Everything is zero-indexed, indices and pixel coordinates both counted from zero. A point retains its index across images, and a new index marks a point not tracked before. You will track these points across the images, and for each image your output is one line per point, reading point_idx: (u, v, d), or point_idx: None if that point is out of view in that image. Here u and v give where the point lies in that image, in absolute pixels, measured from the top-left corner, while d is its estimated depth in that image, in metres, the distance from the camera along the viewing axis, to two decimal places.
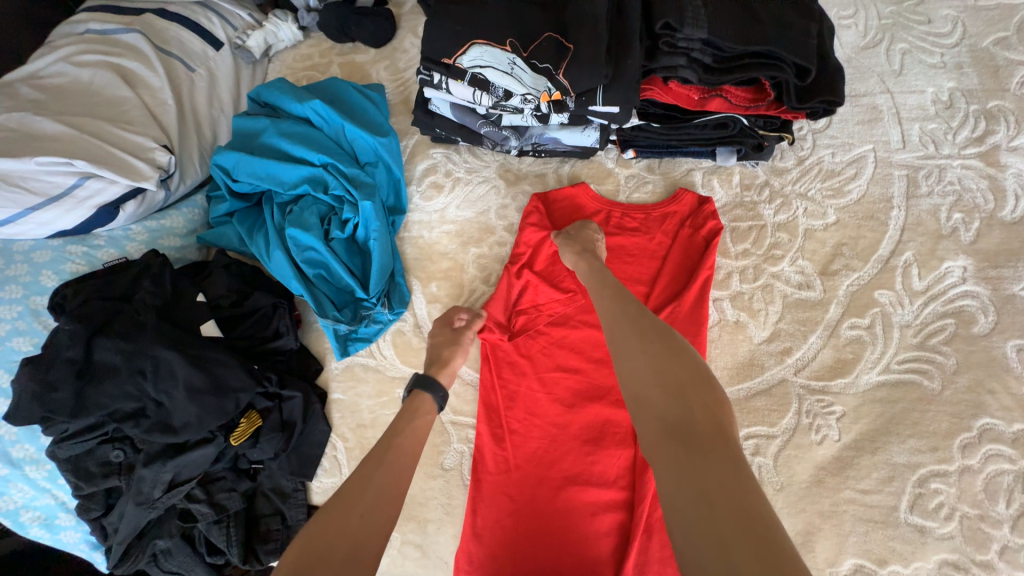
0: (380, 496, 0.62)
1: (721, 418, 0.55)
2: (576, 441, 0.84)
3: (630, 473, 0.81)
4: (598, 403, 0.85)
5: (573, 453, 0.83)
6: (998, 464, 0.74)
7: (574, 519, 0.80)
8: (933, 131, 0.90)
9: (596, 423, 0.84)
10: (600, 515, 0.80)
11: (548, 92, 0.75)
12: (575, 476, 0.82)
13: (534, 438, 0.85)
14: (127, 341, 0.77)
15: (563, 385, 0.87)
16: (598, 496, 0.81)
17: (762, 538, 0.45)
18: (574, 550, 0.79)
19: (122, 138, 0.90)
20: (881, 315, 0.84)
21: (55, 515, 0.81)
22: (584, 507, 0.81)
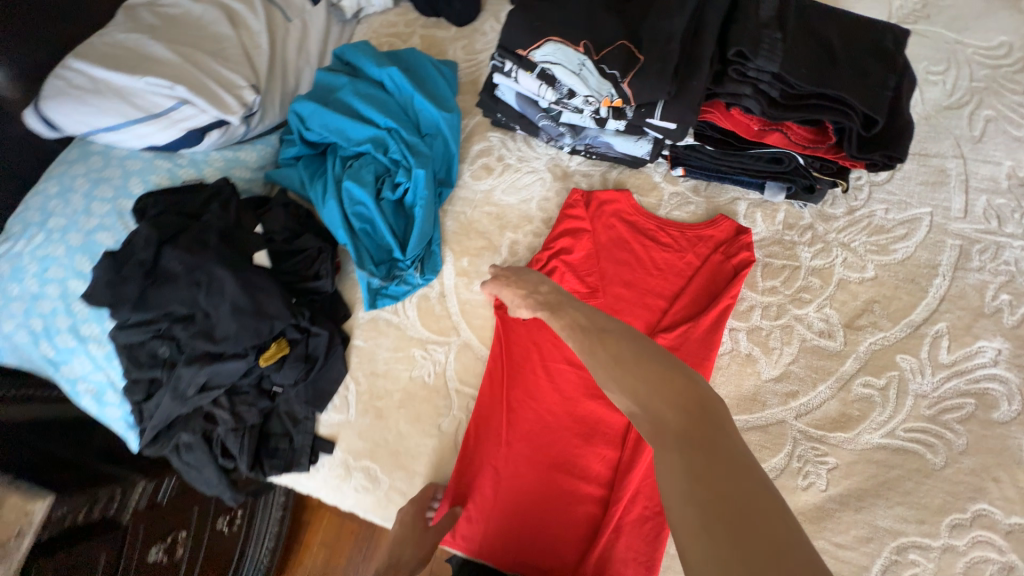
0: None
1: (692, 399, 0.57)
2: (568, 431, 0.88)
3: (614, 473, 0.85)
4: (598, 401, 0.89)
5: (563, 442, 0.88)
6: (984, 551, 0.74)
7: (552, 502, 0.85)
8: (1000, 206, 0.87)
9: (591, 419, 0.88)
10: (578, 504, 0.85)
11: (610, 97, 0.77)
12: (561, 464, 0.87)
13: (530, 420, 0.89)
14: (189, 253, 0.86)
15: (567, 378, 0.91)
16: (580, 486, 0.86)
17: (758, 515, 0.46)
18: (547, 529, 0.85)
19: (218, 72, 0.99)
20: (899, 379, 0.83)
21: (105, 390, 0.93)
22: (564, 493, 0.86)
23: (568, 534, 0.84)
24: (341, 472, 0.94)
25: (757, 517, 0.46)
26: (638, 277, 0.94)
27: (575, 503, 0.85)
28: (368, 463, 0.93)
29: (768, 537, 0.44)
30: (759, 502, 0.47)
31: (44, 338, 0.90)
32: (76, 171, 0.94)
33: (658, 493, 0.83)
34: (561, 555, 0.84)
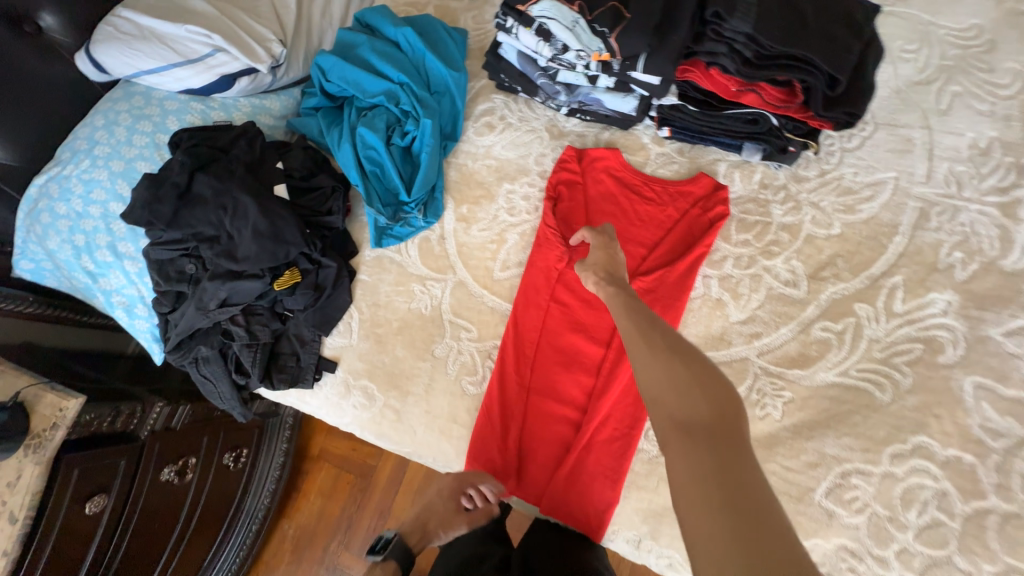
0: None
1: (726, 407, 0.60)
2: (549, 360, 0.97)
3: (588, 397, 0.93)
4: (578, 334, 0.97)
5: (544, 369, 0.96)
6: (921, 478, 0.80)
7: (531, 422, 0.94)
8: (960, 173, 0.94)
9: (570, 349, 0.97)
10: (553, 424, 0.94)
11: (598, 52, 0.86)
12: (540, 388, 0.96)
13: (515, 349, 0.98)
14: (218, 181, 0.96)
15: (551, 314, 0.99)
16: (557, 409, 0.94)
17: (767, 527, 0.51)
18: (525, 445, 0.94)
19: (250, 25, 1.09)
20: (855, 325, 0.90)
21: (135, 304, 1.03)
22: (541, 414, 0.94)
23: (542, 452, 0.93)
24: (341, 391, 1.04)
25: (764, 525, 0.52)
26: (623, 226, 1.02)
27: (550, 423, 0.94)
28: (366, 382, 1.03)
29: (772, 547, 0.50)
30: (768, 514, 0.52)
31: (85, 253, 1.01)
32: (120, 107, 1.05)
33: (624, 416, 0.90)
34: (535, 469, 0.93)
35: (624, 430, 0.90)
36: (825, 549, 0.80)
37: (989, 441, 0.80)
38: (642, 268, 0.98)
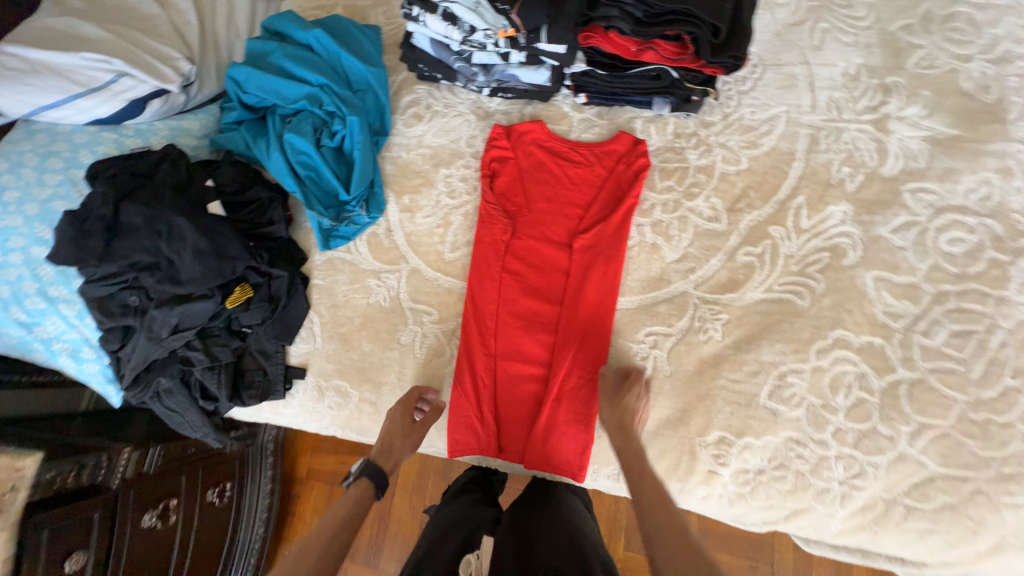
0: (335, 547, 0.78)
1: None
2: (511, 327, 1.02)
3: (551, 354, 1.00)
4: (533, 298, 1.03)
5: (507, 337, 1.02)
6: (843, 366, 0.92)
7: (503, 387, 1.00)
8: (839, 99, 1.06)
9: (528, 313, 1.02)
10: (523, 385, 1.00)
11: (503, 29, 0.93)
12: (506, 354, 1.01)
13: (476, 323, 1.03)
14: (147, 206, 0.94)
15: (505, 284, 1.04)
16: (526, 371, 1.00)
17: None
18: (501, 410, 1.00)
19: (151, 45, 1.05)
20: (772, 246, 1.00)
21: (80, 348, 1.00)
22: (511, 378, 1.00)
23: (519, 414, 0.99)
24: (315, 395, 1.05)
25: None
26: (559, 192, 1.08)
27: (522, 385, 1.00)
28: (338, 381, 1.04)
29: None
30: None
31: (13, 304, 0.96)
32: (24, 147, 1.00)
33: (587, 364, 0.98)
34: (514, 429, 0.99)
35: (589, 376, 0.97)
36: (776, 444, 0.90)
37: (891, 323, 0.93)
38: (582, 227, 1.05)
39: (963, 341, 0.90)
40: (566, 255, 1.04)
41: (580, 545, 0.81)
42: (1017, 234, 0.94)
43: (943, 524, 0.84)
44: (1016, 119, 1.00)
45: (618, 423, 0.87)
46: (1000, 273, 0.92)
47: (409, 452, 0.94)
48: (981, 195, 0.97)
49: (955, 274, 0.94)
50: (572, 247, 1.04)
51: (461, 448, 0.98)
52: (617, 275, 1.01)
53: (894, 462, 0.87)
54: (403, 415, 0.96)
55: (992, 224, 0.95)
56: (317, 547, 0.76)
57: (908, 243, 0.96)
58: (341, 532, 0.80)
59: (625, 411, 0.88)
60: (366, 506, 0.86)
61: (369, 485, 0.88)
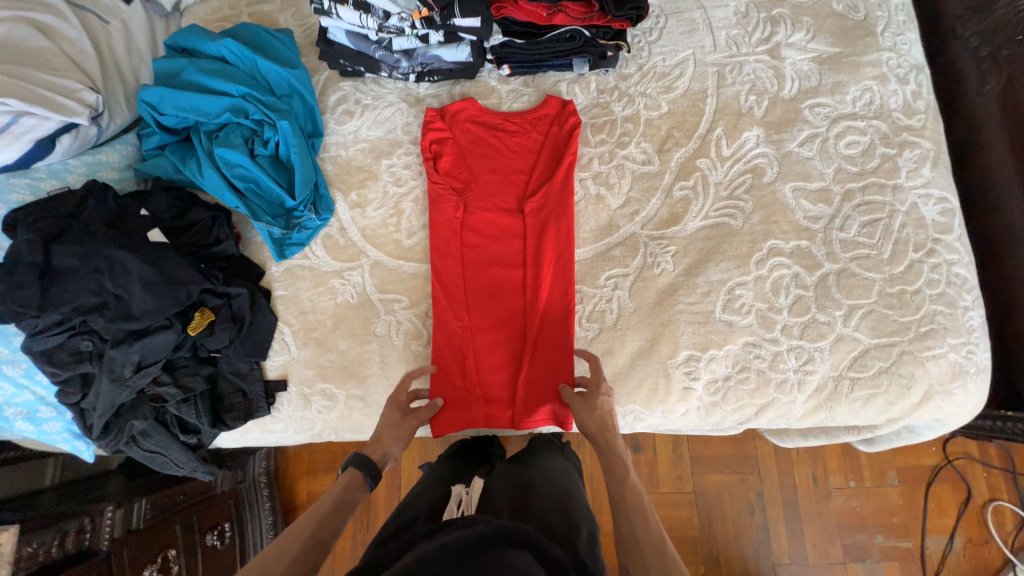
0: (327, 527, 0.77)
1: None
2: (480, 298, 1.06)
3: (523, 317, 1.05)
4: (497, 267, 1.07)
5: (477, 307, 1.06)
6: (781, 270, 1.03)
7: (482, 355, 1.05)
8: (735, 36, 1.16)
9: (495, 282, 1.07)
10: (500, 349, 1.05)
11: (417, 10, 0.97)
12: (480, 323, 1.05)
13: (447, 299, 1.05)
14: (80, 245, 0.90)
15: (467, 258, 1.08)
16: (501, 337, 1.05)
17: None
18: (483, 378, 1.04)
19: (47, 78, 0.98)
20: (702, 177, 1.09)
21: (37, 409, 0.95)
22: (488, 345, 1.05)
23: (501, 377, 1.04)
24: (301, 403, 1.05)
25: None
26: (501, 162, 1.12)
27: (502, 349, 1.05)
28: (322, 385, 1.04)
29: None
30: None
31: None
32: None
33: (556, 318, 1.04)
34: (499, 393, 1.03)
35: (560, 329, 1.04)
36: (736, 350, 1.01)
37: (813, 225, 1.05)
38: (529, 190, 1.10)
39: (872, 229, 1.03)
40: (519, 220, 1.09)
41: (569, 500, 0.86)
42: (899, 129, 1.08)
43: (882, 386, 0.98)
44: (883, 31, 1.14)
45: (598, 424, 0.90)
46: (892, 165, 1.06)
47: (398, 445, 0.92)
48: (866, 101, 1.10)
49: (856, 172, 1.07)
50: (523, 212, 1.09)
51: (447, 424, 1.01)
52: (570, 229, 1.07)
53: (835, 343, 0.99)
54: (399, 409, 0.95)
55: (879, 124, 1.09)
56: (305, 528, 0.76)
57: (814, 153, 1.08)
58: (332, 513, 0.79)
59: (598, 414, 0.91)
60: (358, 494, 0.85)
61: (359, 475, 0.85)
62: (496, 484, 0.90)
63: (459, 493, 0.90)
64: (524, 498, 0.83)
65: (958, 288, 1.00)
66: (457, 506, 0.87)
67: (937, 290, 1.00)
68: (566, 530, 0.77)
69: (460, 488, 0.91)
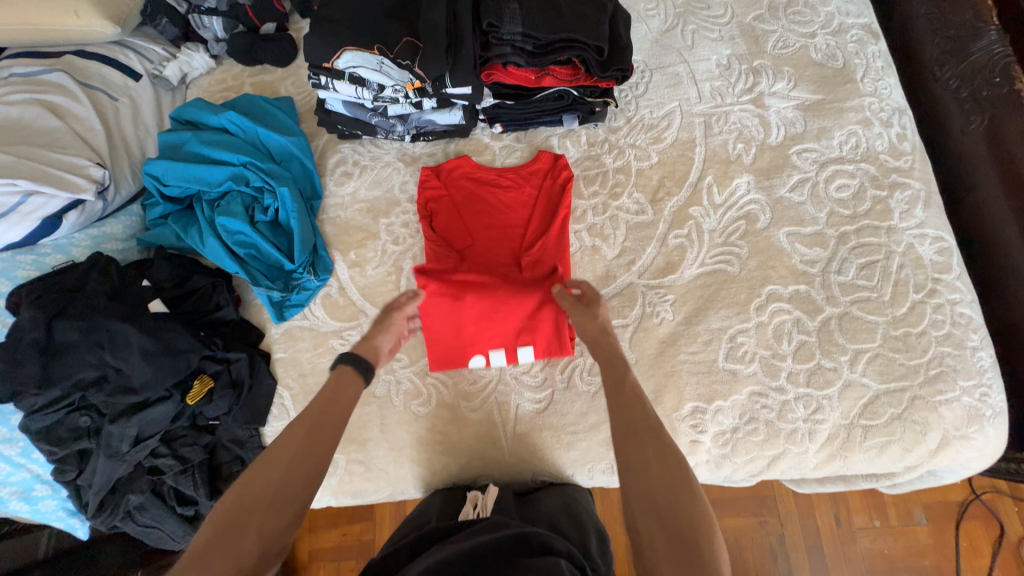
0: (321, 431, 0.78)
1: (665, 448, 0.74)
2: (482, 319, 1.04)
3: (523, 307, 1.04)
4: (498, 307, 1.04)
5: (478, 322, 1.04)
6: (782, 316, 1.02)
7: (481, 324, 1.05)
8: (719, 87, 1.20)
9: (496, 311, 1.04)
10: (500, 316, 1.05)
11: (410, 82, 0.99)
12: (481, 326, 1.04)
13: (449, 321, 1.04)
14: (82, 319, 0.90)
15: (469, 303, 1.04)
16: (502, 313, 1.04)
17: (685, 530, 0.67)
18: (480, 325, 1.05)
19: (56, 158, 1.02)
20: (695, 225, 1.10)
21: (32, 488, 0.93)
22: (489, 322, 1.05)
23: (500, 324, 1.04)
24: None
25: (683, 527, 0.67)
26: (497, 219, 1.14)
27: (505, 405, 1.03)
28: None
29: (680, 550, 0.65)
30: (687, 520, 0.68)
31: None
32: None
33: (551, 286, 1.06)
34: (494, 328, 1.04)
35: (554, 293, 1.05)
36: (743, 400, 0.99)
37: (810, 269, 1.05)
38: (525, 245, 1.11)
39: (871, 271, 1.03)
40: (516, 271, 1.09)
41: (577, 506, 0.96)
42: (888, 171, 1.10)
43: (896, 434, 0.95)
44: (862, 77, 1.17)
45: (601, 328, 0.92)
46: (884, 207, 1.07)
47: (386, 339, 0.95)
48: (852, 145, 1.12)
49: (849, 216, 1.07)
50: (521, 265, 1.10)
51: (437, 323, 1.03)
52: (567, 276, 1.08)
53: (843, 390, 0.97)
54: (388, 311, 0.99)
55: (867, 167, 1.10)
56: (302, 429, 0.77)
57: (805, 197, 1.09)
58: (328, 410, 0.80)
59: (598, 318, 0.94)
60: (353, 389, 0.84)
61: (350, 371, 0.85)
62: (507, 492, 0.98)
63: (474, 498, 0.97)
64: (532, 508, 0.95)
65: (964, 328, 0.99)
66: (472, 507, 0.95)
67: (943, 332, 0.99)
68: (576, 537, 0.89)
69: (474, 493, 0.97)
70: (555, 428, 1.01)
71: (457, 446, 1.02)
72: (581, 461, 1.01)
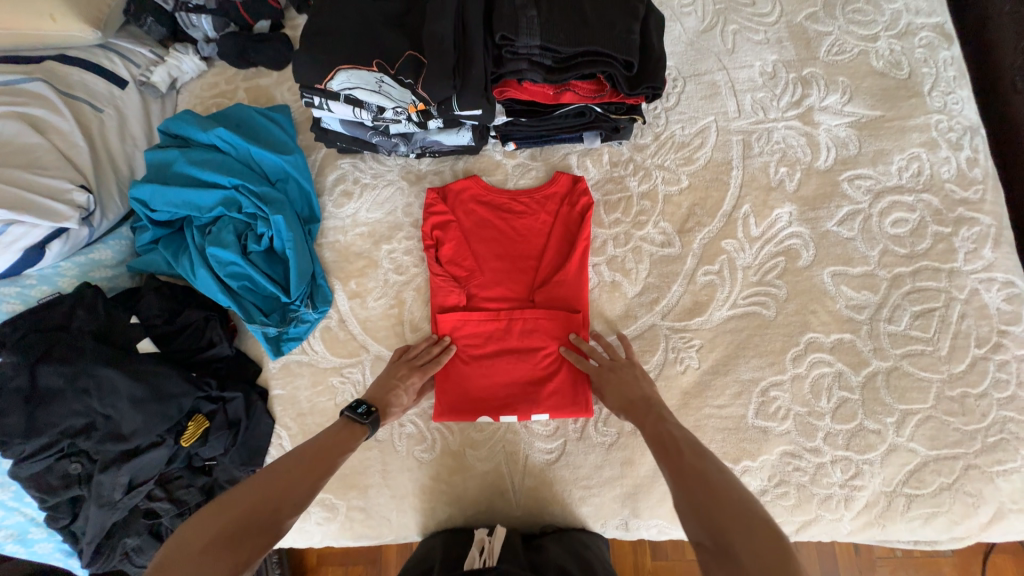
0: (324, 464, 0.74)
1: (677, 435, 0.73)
2: (499, 372, 0.98)
3: (543, 369, 0.97)
4: (514, 356, 0.98)
5: (494, 377, 0.97)
6: (821, 368, 0.92)
7: (498, 386, 0.97)
8: (762, 99, 1.06)
9: (514, 363, 0.97)
10: (518, 377, 0.97)
11: (413, 104, 0.90)
12: (498, 385, 0.97)
13: (465, 370, 0.98)
14: (68, 364, 0.86)
15: (486, 350, 0.99)
16: (521, 373, 0.97)
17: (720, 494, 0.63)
18: (497, 388, 0.97)
19: (35, 180, 0.93)
20: (728, 260, 0.99)
21: (27, 530, 0.91)
22: (507, 382, 0.97)
23: (517, 388, 0.97)
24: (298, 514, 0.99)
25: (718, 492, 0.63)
26: (508, 248, 1.04)
27: (514, 454, 0.97)
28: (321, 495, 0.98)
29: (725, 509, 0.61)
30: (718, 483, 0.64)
31: None
32: None
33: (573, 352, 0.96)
34: (513, 395, 0.97)
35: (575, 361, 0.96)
36: (773, 460, 0.90)
37: (857, 316, 0.94)
38: (539, 279, 1.01)
39: (926, 321, 0.92)
40: (532, 315, 0.98)
41: (589, 556, 0.88)
42: (954, 204, 0.96)
43: (944, 505, 0.86)
44: (930, 90, 1.02)
45: (620, 393, 0.86)
46: (946, 246, 0.94)
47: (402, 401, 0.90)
48: (914, 171, 0.98)
49: (905, 255, 0.95)
50: (534, 302, 1.00)
51: (454, 393, 0.97)
52: (585, 317, 0.99)
53: (887, 454, 0.88)
54: (408, 366, 0.94)
55: (930, 199, 0.97)
56: (306, 479, 0.71)
57: (856, 232, 0.97)
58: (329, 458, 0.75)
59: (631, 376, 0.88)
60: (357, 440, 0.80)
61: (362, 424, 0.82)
62: (517, 537, 0.90)
63: (481, 538, 0.89)
64: (539, 554, 0.87)
65: None
66: (479, 551, 0.87)
67: (1006, 394, 0.88)
68: None
69: (481, 533, 0.90)
70: (566, 481, 0.96)
71: (462, 496, 0.97)
72: (594, 516, 0.95)
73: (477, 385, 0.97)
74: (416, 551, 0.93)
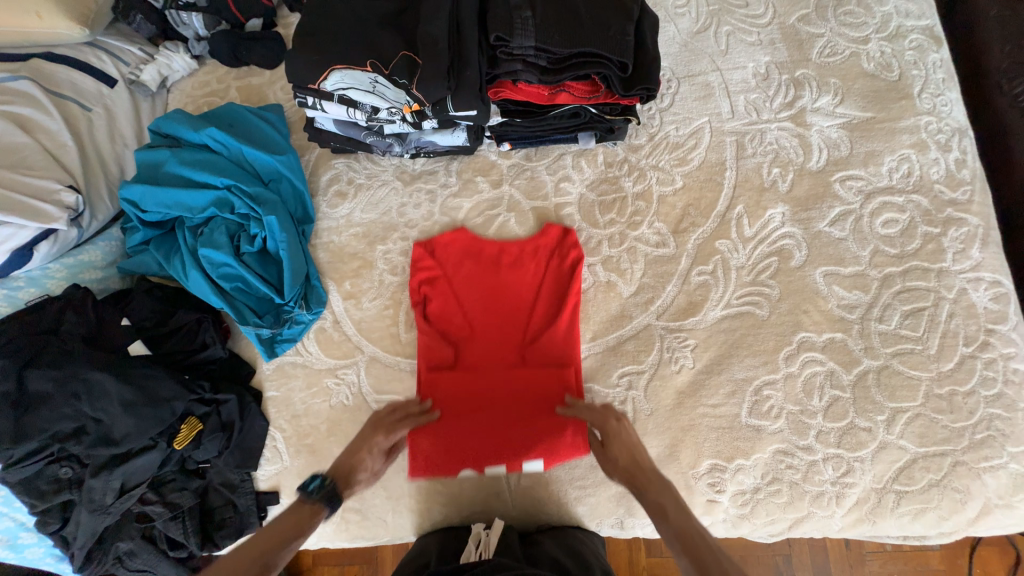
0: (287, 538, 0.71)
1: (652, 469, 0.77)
2: (491, 427, 0.95)
3: (537, 424, 0.95)
4: (508, 412, 0.96)
5: (486, 433, 0.95)
6: (813, 367, 0.93)
7: (492, 442, 0.95)
8: (755, 100, 1.07)
9: (507, 417, 0.95)
10: (511, 431, 0.95)
11: (408, 104, 0.89)
12: (491, 441, 0.94)
13: (455, 428, 0.95)
14: (57, 367, 0.85)
15: (477, 406, 0.96)
16: (515, 430, 0.95)
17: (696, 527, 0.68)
18: (490, 443, 0.94)
19: (22, 181, 0.92)
20: (722, 261, 1.00)
21: (17, 536, 0.90)
22: (500, 439, 0.95)
23: (511, 445, 0.94)
24: None
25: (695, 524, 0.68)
26: (498, 302, 1.01)
27: None
28: None
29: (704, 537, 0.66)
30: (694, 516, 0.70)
31: None
32: None
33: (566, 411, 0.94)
34: (506, 452, 0.94)
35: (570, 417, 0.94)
36: (766, 459, 0.91)
37: (848, 315, 0.95)
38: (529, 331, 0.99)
39: (916, 320, 0.93)
40: (524, 373, 0.97)
41: (586, 553, 0.88)
42: (942, 204, 0.98)
43: (933, 501, 0.87)
44: (920, 92, 1.03)
45: (624, 452, 0.81)
46: (935, 246, 0.96)
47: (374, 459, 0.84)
48: (904, 172, 1.00)
49: (895, 255, 0.96)
50: (523, 358, 0.99)
51: (446, 449, 0.95)
52: (577, 371, 0.98)
53: (878, 452, 0.89)
54: (375, 425, 0.87)
55: (919, 200, 0.98)
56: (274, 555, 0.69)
57: (847, 232, 0.98)
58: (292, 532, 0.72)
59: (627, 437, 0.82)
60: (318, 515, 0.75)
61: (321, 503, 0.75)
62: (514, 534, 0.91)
63: (477, 532, 0.89)
64: (535, 551, 0.88)
65: (1017, 387, 0.89)
66: (476, 545, 0.88)
67: (993, 391, 0.89)
68: None
69: (478, 528, 0.90)
70: (562, 481, 0.96)
71: (458, 497, 0.97)
72: (589, 516, 0.95)
73: (469, 442, 0.94)
74: (413, 550, 0.93)
